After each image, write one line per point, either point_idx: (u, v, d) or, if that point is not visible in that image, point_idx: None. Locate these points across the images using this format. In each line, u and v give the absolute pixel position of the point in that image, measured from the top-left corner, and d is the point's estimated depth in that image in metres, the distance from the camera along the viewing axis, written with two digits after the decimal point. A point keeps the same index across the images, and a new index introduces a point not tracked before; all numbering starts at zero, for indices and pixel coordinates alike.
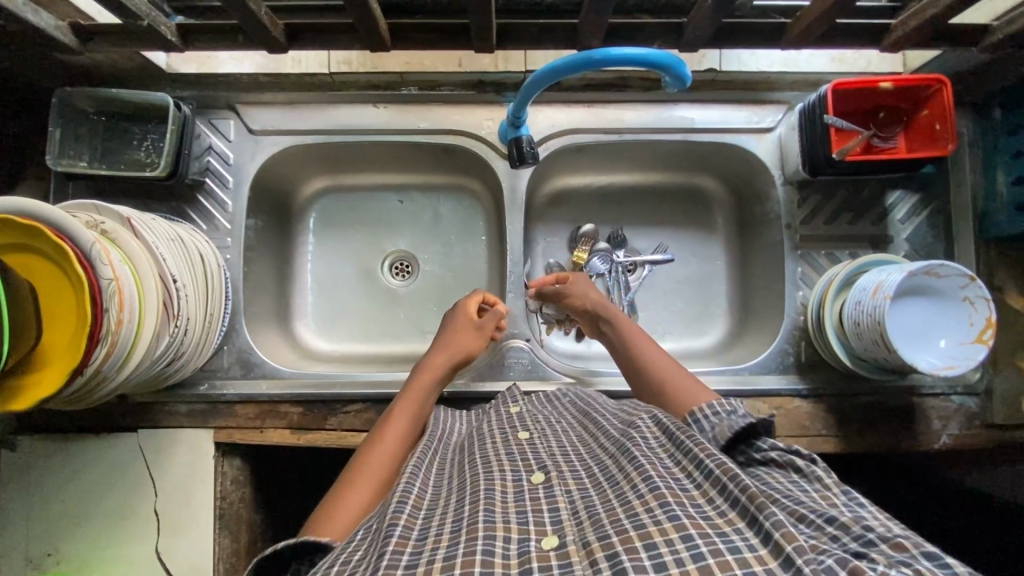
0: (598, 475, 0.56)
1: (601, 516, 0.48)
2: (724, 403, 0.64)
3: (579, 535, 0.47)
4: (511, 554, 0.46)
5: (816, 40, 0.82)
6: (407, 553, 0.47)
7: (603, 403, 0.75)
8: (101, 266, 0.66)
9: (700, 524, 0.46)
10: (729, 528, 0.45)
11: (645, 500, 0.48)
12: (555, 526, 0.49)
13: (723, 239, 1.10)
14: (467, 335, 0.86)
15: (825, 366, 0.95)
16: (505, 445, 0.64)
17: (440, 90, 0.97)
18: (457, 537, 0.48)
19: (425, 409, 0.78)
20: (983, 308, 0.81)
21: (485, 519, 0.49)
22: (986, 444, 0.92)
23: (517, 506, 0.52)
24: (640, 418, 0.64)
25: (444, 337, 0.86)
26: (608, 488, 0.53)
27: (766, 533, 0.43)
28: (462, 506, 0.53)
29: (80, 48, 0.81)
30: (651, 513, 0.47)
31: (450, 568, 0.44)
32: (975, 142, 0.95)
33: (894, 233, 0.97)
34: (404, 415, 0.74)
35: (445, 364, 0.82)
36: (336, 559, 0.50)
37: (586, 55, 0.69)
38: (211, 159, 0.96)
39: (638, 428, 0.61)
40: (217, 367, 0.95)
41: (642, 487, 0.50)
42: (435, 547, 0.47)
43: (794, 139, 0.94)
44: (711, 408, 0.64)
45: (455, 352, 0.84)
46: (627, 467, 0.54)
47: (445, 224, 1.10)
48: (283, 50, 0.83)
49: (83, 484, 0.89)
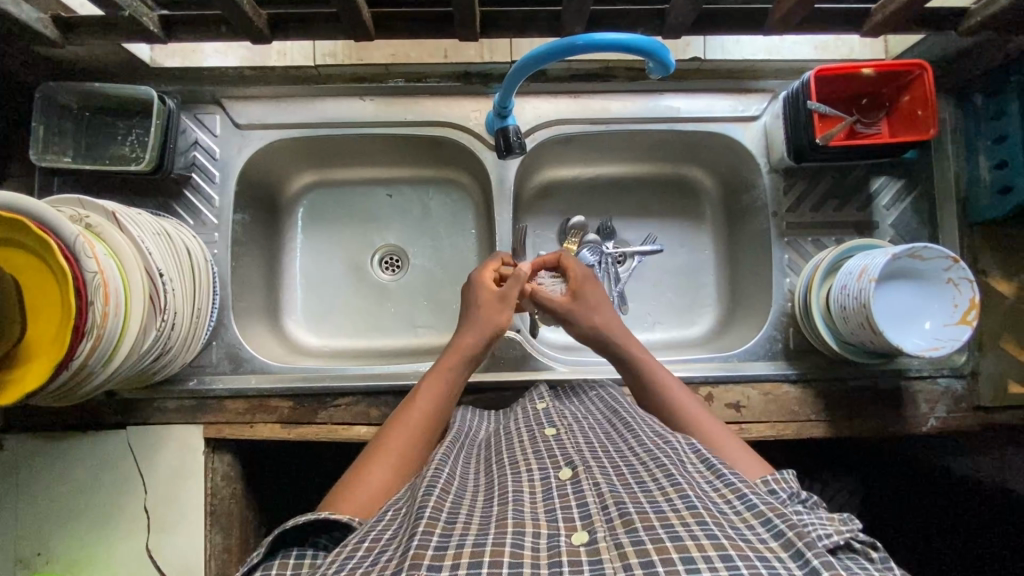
0: (628, 475, 0.55)
1: (632, 517, 0.48)
2: (782, 481, 0.59)
3: (609, 534, 0.47)
4: (541, 548, 0.46)
5: (797, 25, 0.83)
6: (436, 535, 0.47)
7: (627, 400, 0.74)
8: (85, 260, 0.65)
9: (740, 546, 0.44)
10: (771, 555, 0.44)
11: (681, 514, 0.48)
12: (584, 520, 0.49)
13: (712, 229, 1.11)
14: (494, 310, 0.81)
15: (814, 352, 0.95)
16: (532, 444, 0.62)
17: (425, 82, 0.98)
18: (485, 528, 0.48)
19: (454, 389, 0.76)
20: (966, 289, 0.82)
21: (515, 515, 0.50)
22: (973, 425, 0.93)
23: (546, 504, 0.52)
24: (675, 437, 0.62)
25: (470, 314, 0.81)
26: (638, 492, 0.52)
27: (813, 569, 0.43)
28: (490, 507, 0.52)
29: (61, 40, 0.80)
30: (688, 527, 0.46)
31: (479, 555, 0.45)
32: (958, 127, 0.96)
33: (879, 219, 0.98)
34: (428, 400, 0.73)
35: (474, 345, 0.79)
36: (366, 536, 0.51)
37: (569, 41, 0.70)
38: (198, 154, 0.95)
39: (675, 445, 0.60)
40: (206, 363, 0.94)
41: (678, 502, 0.49)
42: (464, 534, 0.48)
43: (778, 128, 0.94)
44: (769, 486, 0.59)
45: (483, 329, 0.79)
46: (661, 481, 0.53)
47: (435, 218, 1.10)
48: (267, 40, 0.83)
49: (72, 483, 0.89)
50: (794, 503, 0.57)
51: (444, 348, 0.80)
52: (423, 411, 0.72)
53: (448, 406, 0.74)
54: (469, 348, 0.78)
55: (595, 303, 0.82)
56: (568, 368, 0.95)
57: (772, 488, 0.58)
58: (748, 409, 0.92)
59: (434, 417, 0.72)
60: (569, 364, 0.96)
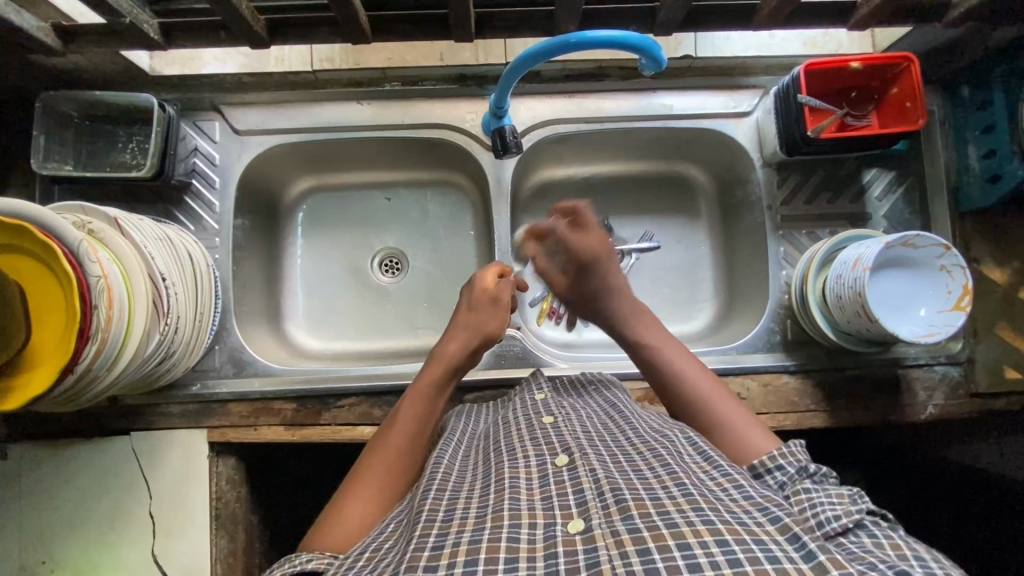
0: (625, 464, 0.55)
1: (629, 504, 0.48)
2: (790, 455, 0.59)
3: (605, 521, 0.47)
4: (536, 539, 0.47)
5: (784, 20, 0.85)
6: (433, 536, 0.48)
7: (620, 395, 0.75)
8: (89, 264, 0.65)
9: (736, 530, 0.44)
10: (768, 537, 0.44)
11: (676, 501, 0.48)
12: (580, 507, 0.49)
13: (707, 225, 1.12)
14: (485, 315, 0.81)
15: (811, 343, 0.96)
16: (530, 432, 0.62)
17: (421, 85, 0.99)
18: (481, 523, 0.48)
19: (441, 398, 0.75)
20: (960, 276, 0.84)
21: (511, 506, 0.50)
22: (971, 412, 0.94)
23: (542, 492, 0.52)
24: (674, 432, 0.62)
25: (458, 322, 0.81)
26: (635, 479, 0.52)
27: (810, 551, 0.43)
28: (487, 494, 0.53)
29: (62, 47, 0.82)
30: (683, 513, 0.46)
31: (475, 553, 0.45)
32: (946, 118, 0.98)
33: (871, 210, 0.99)
34: (412, 414, 0.71)
35: (459, 353, 0.78)
36: (368, 547, 0.53)
37: (563, 39, 0.71)
38: (197, 160, 0.97)
39: (674, 439, 0.60)
40: (209, 367, 0.95)
41: (675, 490, 0.50)
42: (460, 531, 0.48)
43: (769, 122, 0.96)
44: (775, 461, 0.59)
45: (470, 334, 0.80)
46: (657, 469, 0.53)
47: (433, 220, 1.11)
48: (265, 44, 0.84)
49: (76, 491, 0.89)
50: (802, 479, 0.57)
51: (425, 359, 0.79)
52: (407, 428, 0.70)
53: (434, 418, 0.72)
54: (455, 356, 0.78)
55: (602, 291, 0.85)
56: (570, 364, 0.96)
57: (777, 465, 0.58)
58: (749, 401, 0.93)
59: (423, 428, 0.70)
60: (570, 359, 0.97)
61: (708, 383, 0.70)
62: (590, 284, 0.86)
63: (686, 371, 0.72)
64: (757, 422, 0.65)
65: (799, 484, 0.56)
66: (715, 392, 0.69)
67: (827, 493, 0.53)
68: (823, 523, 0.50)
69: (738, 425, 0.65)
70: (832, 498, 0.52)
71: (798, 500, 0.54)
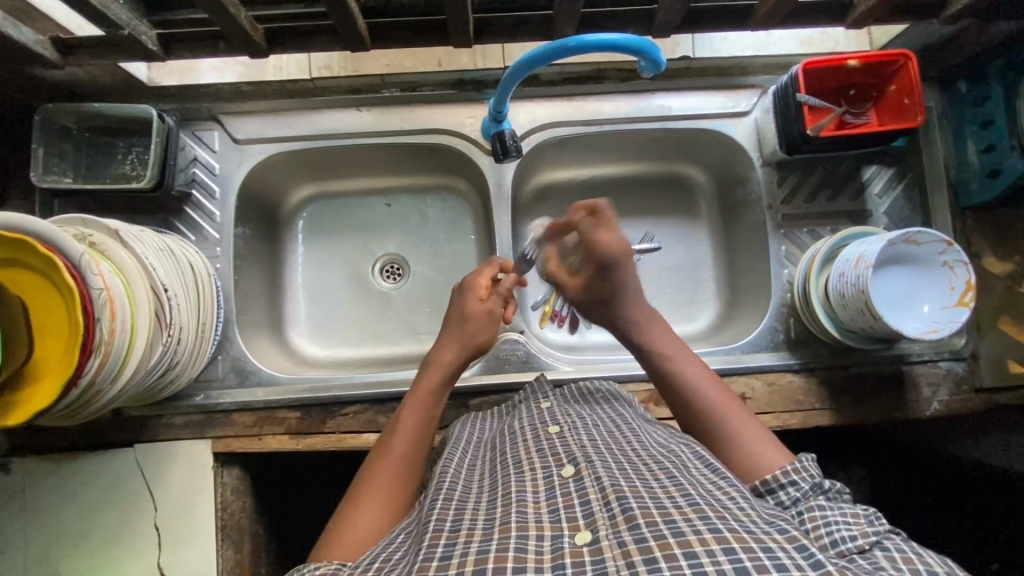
0: (629, 470, 0.55)
1: (635, 513, 0.47)
2: (803, 471, 0.59)
3: (612, 532, 0.46)
4: (544, 550, 0.46)
5: (780, 20, 0.86)
6: (441, 546, 0.47)
7: (627, 409, 0.75)
8: (91, 277, 0.65)
9: (743, 538, 0.44)
10: (775, 545, 0.44)
11: (683, 511, 0.48)
12: (587, 520, 0.49)
13: (707, 224, 1.12)
14: (478, 325, 0.80)
15: (815, 341, 0.96)
16: (536, 442, 0.62)
17: (420, 91, 0.99)
18: (489, 534, 0.48)
19: (439, 408, 0.75)
20: (962, 271, 0.84)
21: (518, 518, 0.49)
22: (975, 408, 0.94)
23: (549, 504, 0.52)
24: (681, 448, 0.62)
25: (453, 324, 0.80)
26: (640, 487, 0.51)
27: (818, 561, 0.42)
28: (493, 506, 0.52)
29: (61, 61, 0.82)
30: (690, 522, 0.46)
31: (483, 562, 0.44)
32: (944, 115, 0.98)
33: (872, 207, 0.99)
34: (412, 425, 0.70)
35: (454, 361, 0.78)
36: (377, 559, 0.52)
37: (560, 43, 0.71)
38: (197, 170, 0.97)
39: (682, 455, 0.59)
40: (212, 377, 0.94)
41: (681, 500, 0.49)
42: (468, 541, 0.47)
43: (769, 122, 0.96)
44: (789, 476, 0.59)
45: (466, 344, 0.79)
46: (664, 480, 0.53)
47: (434, 225, 1.11)
48: (264, 53, 0.85)
49: (80, 504, 0.88)
50: (816, 495, 0.58)
51: (419, 367, 0.78)
52: (407, 442, 0.69)
53: (432, 428, 0.72)
54: (451, 365, 0.78)
55: (610, 295, 0.80)
56: (574, 367, 0.96)
57: (791, 479, 0.58)
58: (753, 401, 0.93)
59: (422, 439, 0.70)
60: (574, 362, 0.97)
61: (720, 393, 0.70)
62: (607, 284, 0.80)
63: (699, 380, 0.71)
64: (763, 432, 0.65)
65: (812, 501, 0.56)
66: (724, 402, 0.69)
67: (843, 512, 0.53)
68: (838, 541, 0.51)
69: (748, 436, 0.65)
70: (848, 519, 0.52)
71: (811, 517, 0.54)
